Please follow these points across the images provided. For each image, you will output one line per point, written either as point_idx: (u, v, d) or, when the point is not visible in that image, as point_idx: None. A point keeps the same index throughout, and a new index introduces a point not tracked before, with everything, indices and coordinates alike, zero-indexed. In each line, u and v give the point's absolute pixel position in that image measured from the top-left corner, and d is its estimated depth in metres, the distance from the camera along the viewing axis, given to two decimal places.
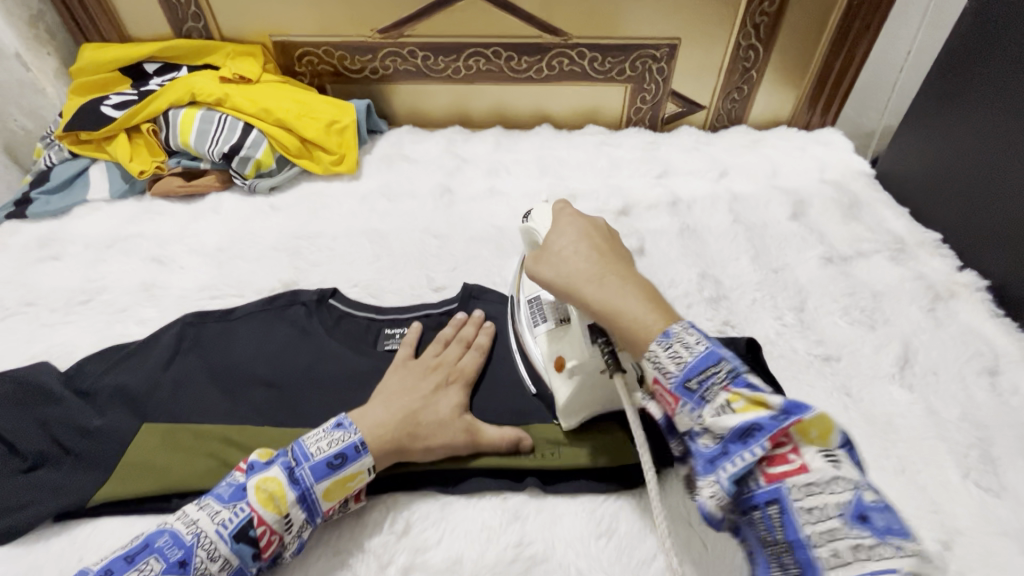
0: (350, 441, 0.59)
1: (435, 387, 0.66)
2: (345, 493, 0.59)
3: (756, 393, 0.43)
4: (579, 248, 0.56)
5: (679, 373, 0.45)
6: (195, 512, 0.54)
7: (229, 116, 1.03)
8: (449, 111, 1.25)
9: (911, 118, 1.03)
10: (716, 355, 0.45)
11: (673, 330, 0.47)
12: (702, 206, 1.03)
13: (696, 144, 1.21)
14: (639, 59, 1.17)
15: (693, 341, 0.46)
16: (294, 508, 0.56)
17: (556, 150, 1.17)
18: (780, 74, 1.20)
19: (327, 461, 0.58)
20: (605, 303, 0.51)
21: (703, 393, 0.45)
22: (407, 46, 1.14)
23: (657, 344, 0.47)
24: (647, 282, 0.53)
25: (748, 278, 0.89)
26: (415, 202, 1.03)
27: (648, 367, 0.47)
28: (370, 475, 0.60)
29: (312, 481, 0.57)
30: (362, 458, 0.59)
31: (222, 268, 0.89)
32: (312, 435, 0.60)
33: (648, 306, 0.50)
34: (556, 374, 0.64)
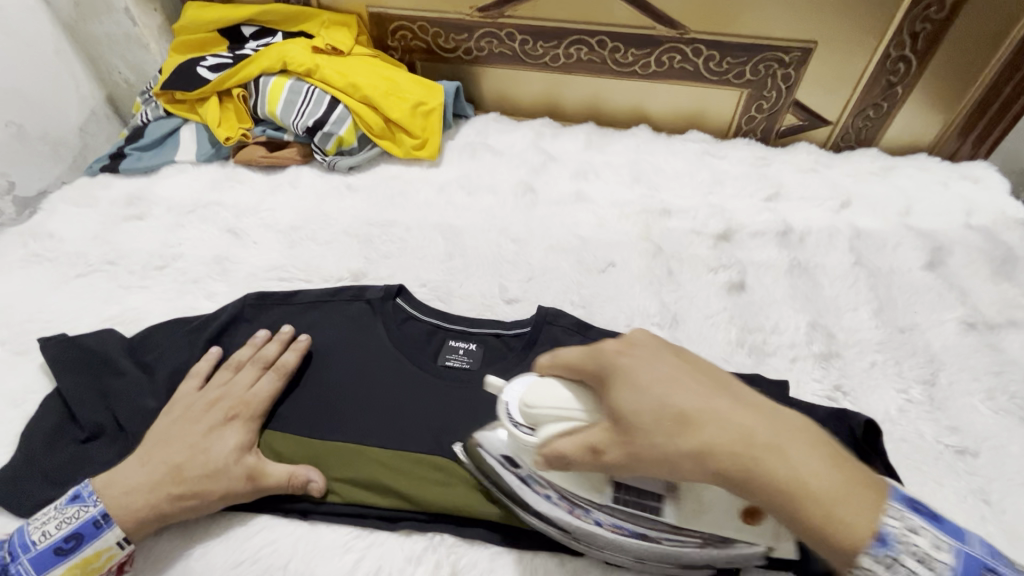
0: (87, 518, 0.55)
1: (209, 428, 0.60)
2: (92, 575, 0.54)
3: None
4: (718, 403, 0.41)
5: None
6: None
7: (316, 89, 1.00)
8: (540, 100, 1.16)
9: None
10: (976, 565, 0.40)
11: (886, 520, 0.39)
12: (816, 240, 0.90)
13: (815, 165, 1.07)
14: (763, 63, 1.03)
15: (928, 545, 0.39)
16: None
17: (653, 156, 1.06)
18: (932, 92, 1.03)
19: (55, 547, 0.54)
20: (785, 472, 0.39)
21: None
22: (506, 28, 1.06)
23: (873, 558, 0.38)
24: (778, 409, 0.42)
25: (868, 335, 0.76)
26: (495, 198, 0.96)
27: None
28: (123, 550, 0.56)
29: (34, 575, 0.52)
30: (104, 534, 0.54)
31: (294, 247, 0.87)
32: (39, 519, 0.55)
33: (837, 466, 0.40)
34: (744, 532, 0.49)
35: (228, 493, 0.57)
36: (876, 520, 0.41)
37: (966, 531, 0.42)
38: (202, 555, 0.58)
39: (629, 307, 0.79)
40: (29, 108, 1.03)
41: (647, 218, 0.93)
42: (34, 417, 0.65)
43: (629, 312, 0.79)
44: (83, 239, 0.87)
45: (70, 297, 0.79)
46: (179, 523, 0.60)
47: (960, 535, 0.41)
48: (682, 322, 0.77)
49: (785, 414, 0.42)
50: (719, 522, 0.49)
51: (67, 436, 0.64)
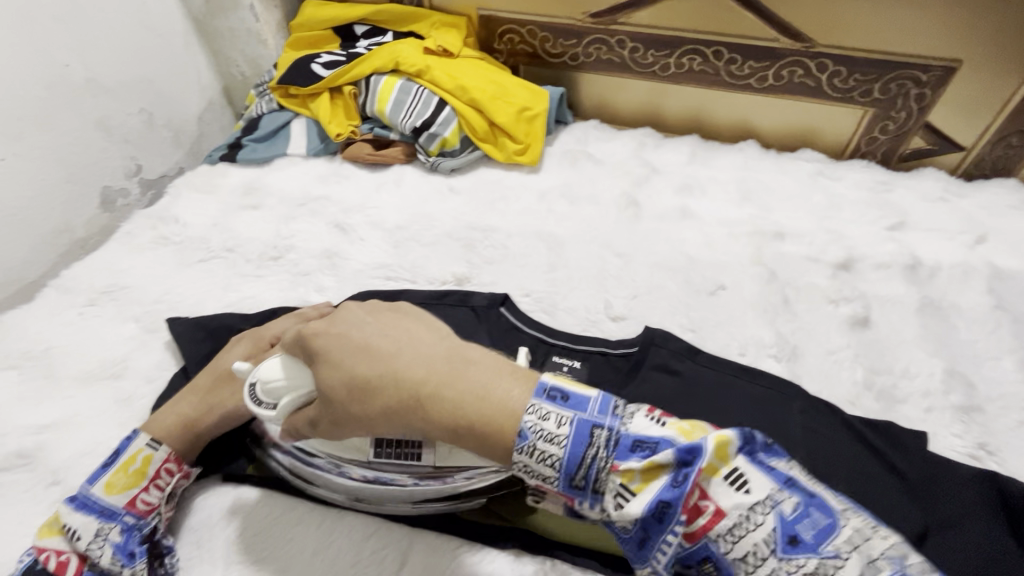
0: (124, 436, 0.62)
1: (230, 353, 0.67)
2: (136, 478, 0.59)
3: (647, 460, 0.40)
4: (471, 382, 0.46)
5: (559, 473, 0.42)
6: None
7: (426, 89, 1.01)
8: (642, 110, 1.13)
9: None
10: (588, 428, 0.42)
11: (523, 417, 0.43)
12: (950, 278, 0.83)
13: (944, 194, 0.98)
14: (895, 81, 0.96)
15: (555, 427, 0.42)
16: (75, 516, 0.57)
17: (762, 174, 1.01)
18: None
19: (101, 465, 0.60)
20: (488, 414, 0.44)
21: (594, 483, 0.41)
22: (617, 35, 1.04)
23: (520, 451, 0.43)
24: (425, 357, 0.48)
25: (1014, 389, 0.69)
26: (596, 209, 0.95)
27: (533, 477, 0.43)
28: (156, 450, 0.61)
29: (87, 486, 0.58)
30: (135, 440, 0.61)
31: (399, 247, 0.88)
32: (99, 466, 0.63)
33: (500, 378, 0.47)
34: None
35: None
36: (634, 429, 0.42)
37: (587, 397, 0.44)
38: (318, 548, 0.59)
39: (742, 334, 0.76)
40: (158, 96, 1.10)
41: (758, 241, 0.88)
42: (162, 395, 0.69)
43: (742, 340, 0.75)
44: (204, 225, 0.92)
45: (193, 281, 0.83)
46: (288, 514, 0.61)
47: (603, 407, 0.43)
48: (800, 355, 0.73)
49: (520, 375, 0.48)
50: None
51: None
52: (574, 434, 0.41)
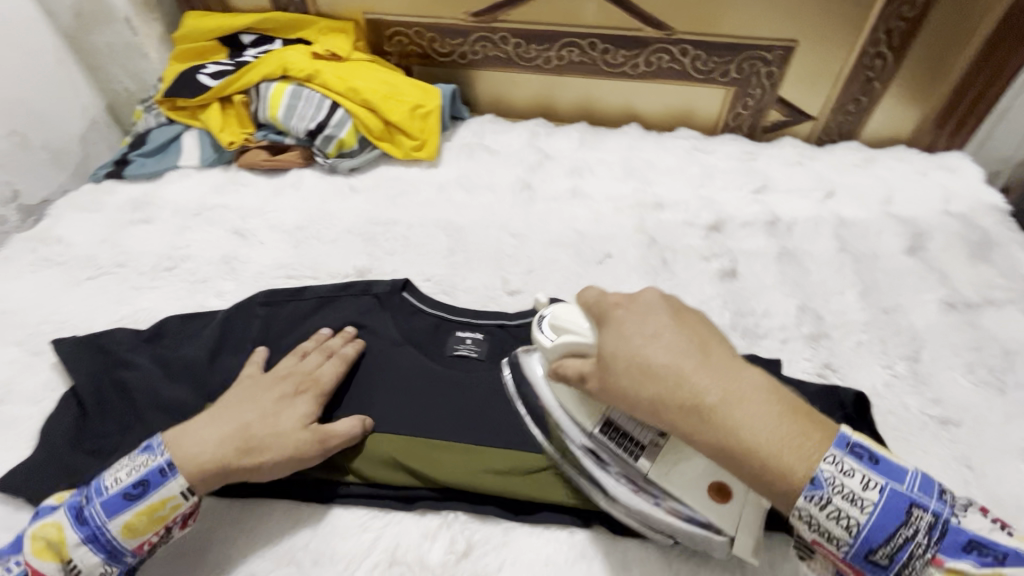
0: (156, 466, 0.56)
1: (278, 399, 0.63)
2: (157, 524, 0.55)
3: (983, 565, 0.39)
4: (757, 417, 0.42)
5: (855, 540, 0.42)
6: None
7: (317, 93, 1.02)
8: (534, 102, 1.20)
9: None
10: (905, 505, 0.42)
11: (819, 464, 0.42)
12: (803, 229, 0.94)
13: (799, 158, 1.11)
14: (748, 61, 1.07)
15: (862, 486, 0.42)
16: (83, 547, 0.53)
17: (645, 153, 1.10)
18: (907, 88, 1.08)
19: (124, 492, 0.55)
20: (705, 424, 0.43)
21: (900, 562, 0.41)
22: (499, 32, 1.10)
23: (808, 500, 0.42)
24: (774, 384, 0.44)
25: (855, 316, 0.80)
26: (494, 196, 1.00)
27: (804, 527, 0.43)
28: (186, 500, 0.56)
29: (104, 518, 0.53)
30: (168, 484, 0.55)
31: (300, 247, 0.89)
32: (114, 465, 0.57)
33: (779, 419, 0.42)
34: (706, 504, 0.54)
35: (302, 461, 0.60)
36: (934, 503, 0.42)
37: (903, 471, 0.43)
38: (224, 542, 0.61)
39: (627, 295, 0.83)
40: (32, 117, 1.05)
41: (640, 212, 0.96)
42: (50, 415, 0.67)
43: None
44: (91, 242, 0.89)
45: (81, 299, 0.81)
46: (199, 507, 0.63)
47: (924, 488, 0.43)
48: None
49: (798, 407, 0.44)
50: (682, 486, 0.55)
51: (87, 432, 0.65)
52: (879, 507, 0.42)
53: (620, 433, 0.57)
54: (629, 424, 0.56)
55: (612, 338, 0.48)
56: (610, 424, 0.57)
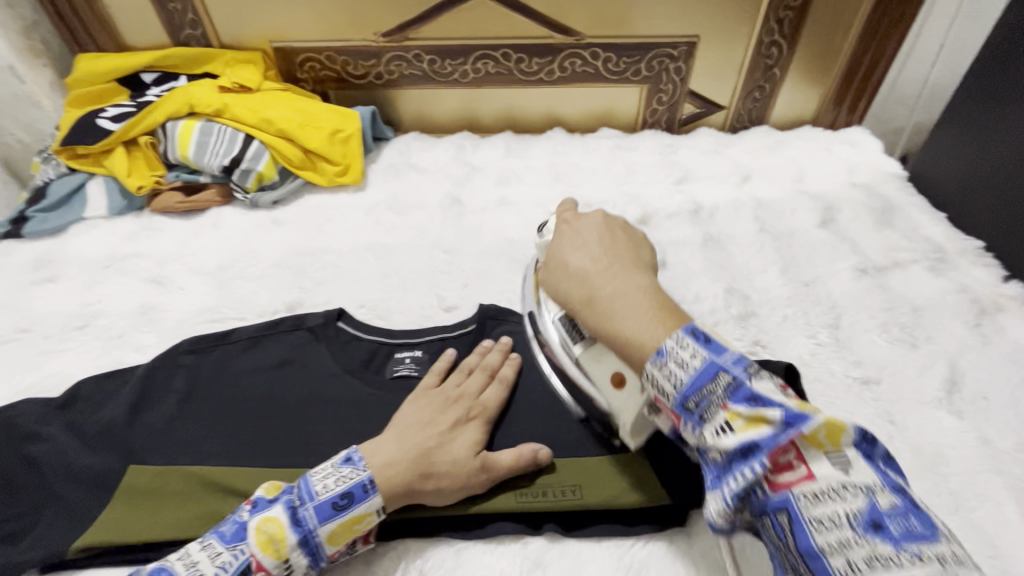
0: (356, 481, 0.56)
1: (452, 424, 0.62)
2: (352, 537, 0.56)
3: (756, 410, 0.43)
4: (630, 306, 0.52)
5: (676, 393, 0.46)
6: (196, 553, 0.52)
7: (228, 128, 0.99)
8: (458, 116, 1.20)
9: (951, 116, 1.00)
10: (715, 369, 0.45)
11: (665, 339, 0.48)
12: (724, 214, 0.98)
13: (716, 146, 1.16)
14: (656, 59, 1.11)
15: (688, 356, 0.46)
16: (295, 551, 0.53)
17: (570, 156, 1.12)
18: (804, 71, 1.15)
19: (332, 501, 0.55)
20: (590, 300, 0.55)
21: (703, 411, 0.45)
22: (412, 50, 1.09)
23: (653, 365, 0.48)
24: (666, 300, 0.53)
25: (778, 292, 0.84)
26: (423, 213, 0.99)
27: (648, 387, 0.49)
28: (381, 516, 0.57)
29: (316, 523, 0.54)
30: (372, 500, 0.56)
31: (223, 288, 0.86)
32: (320, 471, 0.57)
33: (654, 320, 0.50)
34: (609, 391, 0.59)
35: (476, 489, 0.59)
36: (741, 370, 0.45)
37: (726, 348, 0.47)
38: None
39: None
40: None
41: None
42: None
43: None
44: None
45: None
46: None
47: (736, 360, 0.46)
48: None
49: (677, 310, 0.52)
50: (602, 372, 0.60)
51: None
52: (697, 367, 0.46)
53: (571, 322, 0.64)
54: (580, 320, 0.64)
55: (554, 249, 0.62)
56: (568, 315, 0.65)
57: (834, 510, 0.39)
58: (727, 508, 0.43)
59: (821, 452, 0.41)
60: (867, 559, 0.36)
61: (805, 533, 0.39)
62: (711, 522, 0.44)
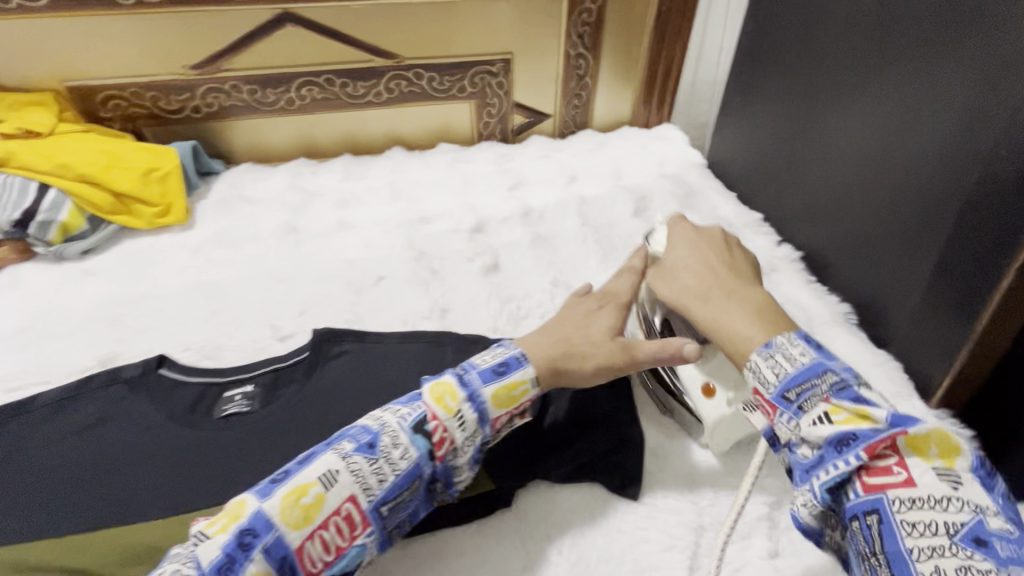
0: (511, 353, 0.62)
1: (588, 311, 0.67)
2: (512, 403, 0.59)
3: (860, 407, 0.45)
4: (734, 316, 0.56)
5: (778, 383, 0.49)
6: (382, 414, 0.57)
7: (16, 177, 0.90)
8: (292, 143, 1.19)
9: (731, 110, 1.16)
10: (822, 368, 0.48)
11: (777, 337, 0.52)
12: (553, 214, 1.07)
13: (546, 152, 1.26)
14: (478, 75, 1.18)
15: (796, 352, 0.49)
16: (466, 405, 0.57)
17: (409, 173, 1.16)
18: (612, 79, 1.28)
19: (492, 368, 0.60)
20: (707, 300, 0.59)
21: (802, 399, 0.47)
22: (228, 81, 1.06)
23: (759, 356, 0.51)
24: (751, 302, 0.57)
25: (598, 279, 0.93)
26: (258, 245, 0.97)
27: (751, 378, 0.51)
28: (534, 388, 0.61)
29: (480, 384, 0.58)
30: (525, 368, 0.61)
31: (24, 352, 0.79)
32: (480, 354, 0.63)
33: (750, 321, 0.54)
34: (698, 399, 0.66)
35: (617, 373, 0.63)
36: (846, 374, 0.47)
37: (834, 355, 0.50)
38: None
39: (401, 312, 0.86)
40: None
41: (409, 230, 1.01)
42: None
43: (402, 316, 0.86)
44: None
45: None
46: None
47: (844, 367, 0.48)
48: (451, 310, 0.87)
49: (780, 315, 0.55)
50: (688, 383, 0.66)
51: None
52: (805, 364, 0.48)
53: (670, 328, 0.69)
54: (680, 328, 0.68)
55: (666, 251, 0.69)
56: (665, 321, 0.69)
57: (933, 516, 0.40)
58: (817, 500, 0.45)
59: (925, 460, 0.42)
60: (960, 571, 0.38)
61: (895, 536, 0.40)
62: (798, 516, 0.47)
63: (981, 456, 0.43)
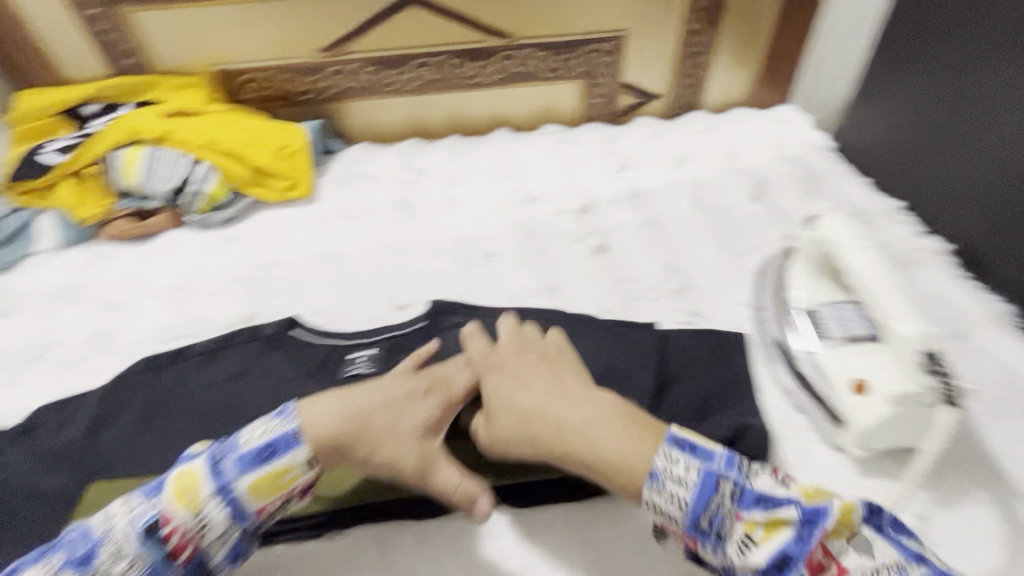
0: (286, 430, 0.54)
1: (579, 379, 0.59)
2: (275, 492, 0.52)
3: (770, 513, 0.46)
4: (605, 433, 0.53)
5: (685, 514, 0.48)
6: (146, 495, 0.51)
7: (174, 152, 1.00)
8: (404, 124, 1.23)
9: (866, 90, 1.09)
10: (714, 478, 0.48)
11: (655, 459, 0.51)
12: (663, 196, 1.03)
13: (654, 134, 1.21)
14: (589, 54, 1.16)
15: (683, 471, 0.49)
16: (209, 502, 0.50)
17: (514, 153, 1.16)
18: (730, 56, 1.20)
19: (258, 449, 0.52)
20: (589, 438, 0.54)
21: (719, 527, 0.47)
22: (352, 63, 1.12)
23: (650, 489, 0.50)
24: (626, 411, 0.55)
25: (713, 265, 0.89)
26: (374, 220, 1.02)
27: (654, 515, 0.51)
28: (307, 473, 0.54)
29: (235, 474, 0.51)
30: (298, 449, 0.53)
31: (179, 307, 0.88)
32: (255, 424, 0.55)
33: (620, 433, 0.53)
34: (845, 394, 0.62)
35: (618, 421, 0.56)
36: (735, 474, 0.49)
37: (713, 453, 0.50)
38: None
39: (510, 289, 0.87)
40: None
41: (516, 209, 1.02)
42: None
43: (511, 292, 0.87)
44: None
45: None
46: None
47: (726, 461, 0.50)
48: (559, 290, 0.86)
49: (649, 419, 0.55)
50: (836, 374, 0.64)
51: None
52: (697, 483, 0.48)
53: (818, 322, 0.70)
54: (830, 323, 0.69)
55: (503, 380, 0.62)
56: (813, 314, 0.71)
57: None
58: None
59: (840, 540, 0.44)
60: None
61: None
62: None
63: (868, 502, 0.46)
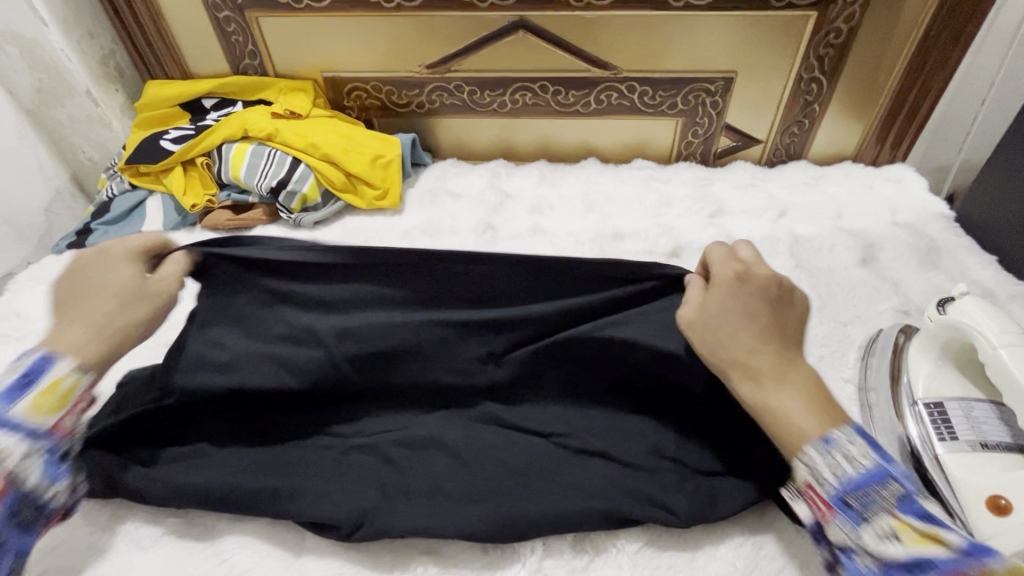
0: None
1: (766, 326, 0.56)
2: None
3: (930, 527, 0.46)
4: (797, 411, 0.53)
5: (838, 485, 0.49)
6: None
7: (278, 151, 1.04)
8: (494, 145, 1.24)
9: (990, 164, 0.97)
10: (886, 478, 0.49)
11: (839, 438, 0.51)
12: (759, 248, 0.97)
13: (751, 181, 1.15)
14: (692, 93, 1.12)
15: (858, 454, 0.50)
16: None
17: (603, 185, 1.13)
18: (845, 108, 1.13)
19: None
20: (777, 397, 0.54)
21: (868, 511, 0.48)
22: (453, 81, 1.13)
23: (815, 449, 0.51)
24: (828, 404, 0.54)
25: (813, 332, 0.83)
26: (457, 238, 1.01)
27: (803, 472, 0.51)
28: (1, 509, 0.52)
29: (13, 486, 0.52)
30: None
31: None
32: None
33: (814, 416, 0.52)
34: (980, 513, 0.56)
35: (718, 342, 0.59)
36: (909, 486, 0.49)
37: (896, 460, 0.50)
38: None
39: None
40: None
41: (602, 244, 0.99)
42: None
43: None
44: (51, 315, 0.90)
45: None
46: None
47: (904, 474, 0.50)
48: None
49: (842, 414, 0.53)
50: (972, 487, 0.58)
51: None
52: (867, 472, 0.49)
53: (944, 418, 0.65)
54: (958, 421, 0.64)
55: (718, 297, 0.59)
56: (936, 407, 0.66)
57: None
58: None
59: None
60: None
61: None
62: None
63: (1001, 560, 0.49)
